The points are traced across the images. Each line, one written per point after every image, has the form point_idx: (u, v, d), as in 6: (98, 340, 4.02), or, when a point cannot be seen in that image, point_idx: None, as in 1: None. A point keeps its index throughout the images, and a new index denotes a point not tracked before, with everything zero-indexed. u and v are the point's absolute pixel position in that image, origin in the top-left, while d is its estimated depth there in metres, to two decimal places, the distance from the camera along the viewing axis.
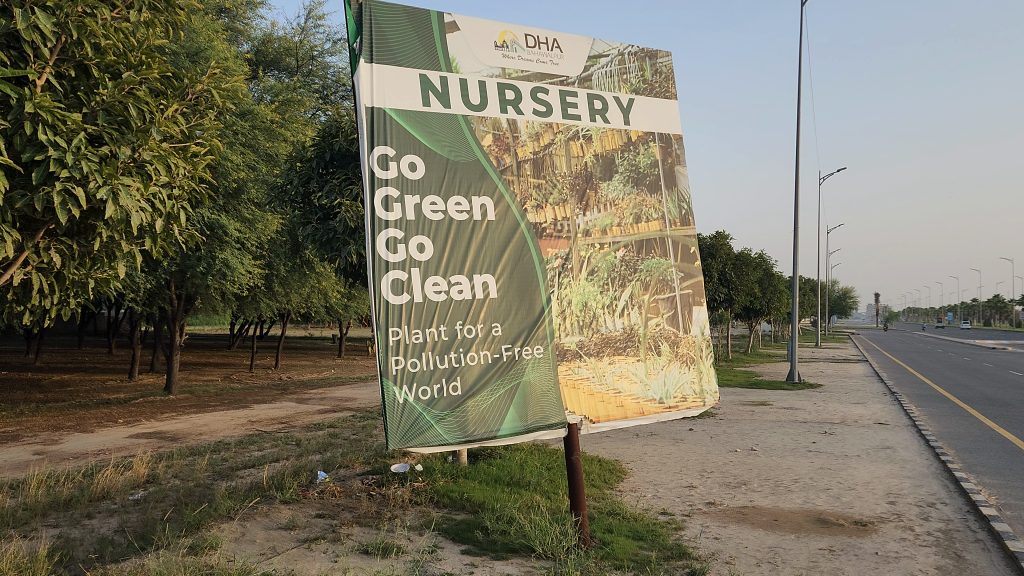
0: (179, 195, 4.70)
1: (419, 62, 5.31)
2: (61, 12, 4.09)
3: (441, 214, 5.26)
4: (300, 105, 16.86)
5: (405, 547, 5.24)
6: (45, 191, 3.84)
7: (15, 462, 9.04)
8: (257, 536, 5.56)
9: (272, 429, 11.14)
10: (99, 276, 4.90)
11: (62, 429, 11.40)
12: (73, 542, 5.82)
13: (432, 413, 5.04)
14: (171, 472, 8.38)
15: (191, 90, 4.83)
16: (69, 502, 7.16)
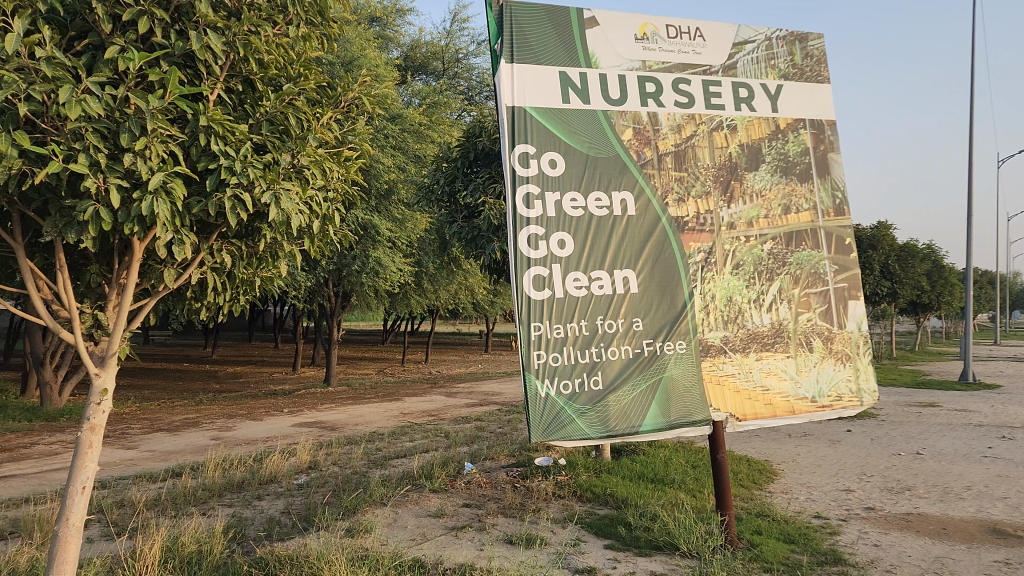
0: (334, 198, 4.78)
1: (558, 58, 5.36)
2: (229, 31, 4.01)
3: (581, 211, 5.31)
4: (447, 107, 17.37)
5: (549, 539, 5.32)
6: (217, 198, 3.96)
7: (196, 447, 9.89)
8: (407, 522, 5.81)
9: (423, 421, 11.58)
10: (265, 276, 5.25)
11: (235, 417, 12.38)
12: (245, 521, 6.31)
13: (573, 407, 5.11)
14: (330, 459, 8.90)
15: (344, 98, 4.79)
16: (242, 484, 7.78)
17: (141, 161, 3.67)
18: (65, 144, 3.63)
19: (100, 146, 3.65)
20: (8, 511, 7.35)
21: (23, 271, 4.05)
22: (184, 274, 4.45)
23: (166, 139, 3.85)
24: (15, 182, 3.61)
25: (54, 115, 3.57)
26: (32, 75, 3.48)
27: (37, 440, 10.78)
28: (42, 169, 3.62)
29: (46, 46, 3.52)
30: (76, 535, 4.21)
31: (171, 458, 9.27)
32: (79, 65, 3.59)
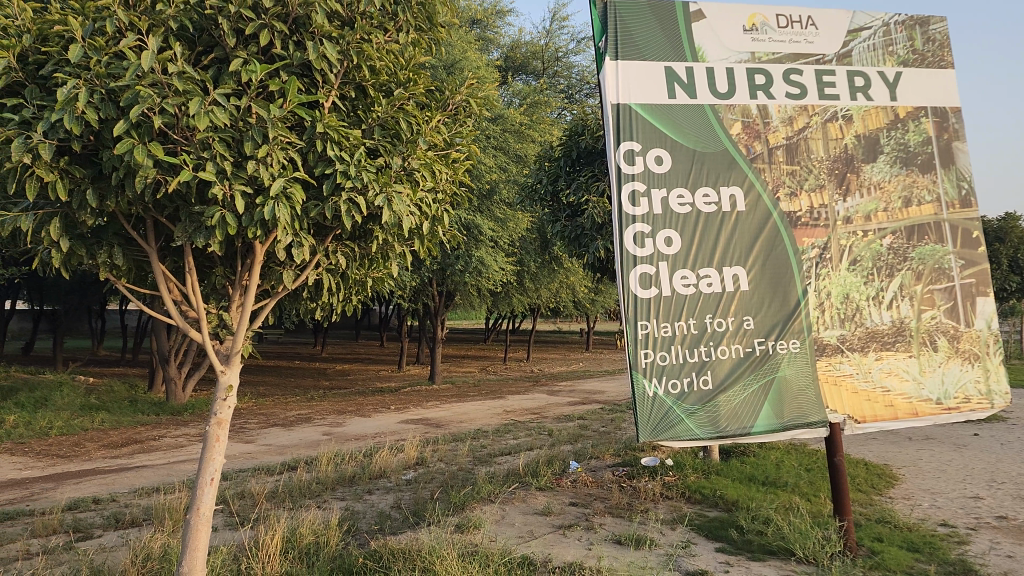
0: (442, 199, 4.86)
1: (664, 53, 5.29)
2: (343, 40, 4.13)
3: (688, 207, 5.23)
4: (547, 106, 17.42)
5: (658, 540, 5.26)
6: (333, 201, 4.10)
7: (309, 442, 10.27)
8: (515, 519, 5.86)
9: (526, 419, 11.65)
10: (376, 276, 5.40)
11: (345, 413, 12.79)
12: (358, 515, 6.52)
13: (682, 407, 5.04)
14: (437, 456, 9.07)
15: (451, 101, 4.85)
16: (353, 478, 8.04)
17: (264, 168, 3.84)
18: (196, 153, 3.83)
19: (225, 155, 3.83)
20: (140, 499, 7.84)
21: (156, 274, 4.31)
22: (302, 274, 4.63)
23: (285, 146, 4.02)
24: (150, 190, 3.84)
25: (184, 126, 3.78)
26: (165, 89, 3.69)
27: (164, 433, 11.45)
28: (173, 178, 3.83)
29: (178, 61, 3.71)
30: (206, 524, 4.44)
31: (286, 452, 9.66)
32: (207, 79, 3.78)
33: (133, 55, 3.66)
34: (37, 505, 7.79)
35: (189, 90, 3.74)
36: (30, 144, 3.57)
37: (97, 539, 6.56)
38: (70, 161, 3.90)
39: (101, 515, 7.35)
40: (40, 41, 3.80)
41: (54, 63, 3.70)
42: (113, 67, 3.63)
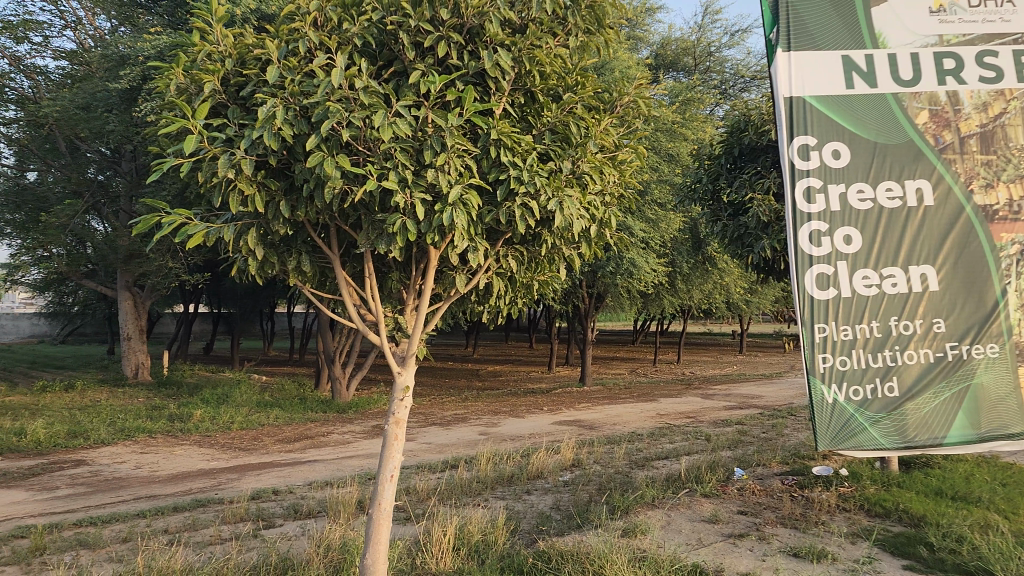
0: (611, 201, 4.82)
1: (841, 42, 5.20)
2: (515, 48, 4.19)
3: (869, 203, 5.11)
4: (700, 103, 16.99)
5: (839, 555, 5.00)
6: (506, 207, 4.15)
7: (467, 440, 10.53)
8: (682, 526, 5.74)
9: (682, 423, 11.41)
10: (542, 279, 5.43)
11: (499, 414, 12.99)
12: (520, 514, 6.61)
13: (865, 414, 5.01)
14: (593, 458, 9.05)
15: (620, 102, 4.74)
16: (513, 478, 8.16)
17: (443, 175, 3.95)
18: (379, 163, 3.99)
19: (406, 164, 3.97)
20: (315, 492, 8.30)
21: (339, 280, 4.54)
22: (474, 278, 4.74)
23: (462, 153, 4.11)
24: (337, 200, 4.04)
25: (369, 138, 3.94)
26: (352, 104, 3.88)
27: (332, 429, 12.08)
28: (359, 188, 4.01)
29: (363, 75, 3.90)
30: (387, 519, 4.60)
31: (447, 451, 9.94)
32: (390, 91, 3.94)
33: (323, 73, 3.88)
34: (225, 494, 8.42)
35: (373, 103, 3.90)
36: (233, 160, 3.84)
37: (279, 528, 7.00)
38: (266, 174, 4.17)
39: (281, 506, 7.84)
40: (240, 64, 4.11)
41: (254, 83, 3.99)
42: (306, 85, 3.86)
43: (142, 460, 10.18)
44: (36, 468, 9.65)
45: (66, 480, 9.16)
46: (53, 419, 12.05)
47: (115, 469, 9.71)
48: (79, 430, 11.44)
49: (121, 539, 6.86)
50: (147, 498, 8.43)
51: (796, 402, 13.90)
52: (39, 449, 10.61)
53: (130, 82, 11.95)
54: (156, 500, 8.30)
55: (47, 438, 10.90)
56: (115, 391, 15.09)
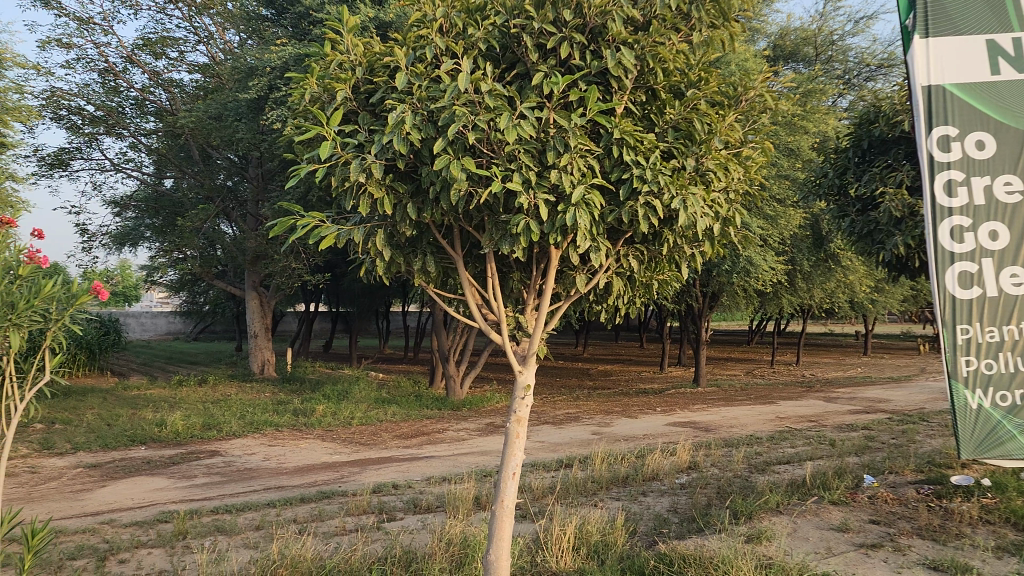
0: (735, 199, 4.69)
1: (985, 26, 4.91)
2: (638, 45, 4.15)
3: (1018, 196, 4.81)
4: (823, 94, 16.32)
5: (983, 569, 4.70)
6: (630, 206, 4.12)
7: (581, 440, 10.53)
8: (810, 534, 5.55)
9: (804, 427, 11.01)
10: (663, 279, 5.36)
11: (612, 414, 12.90)
12: (637, 516, 6.55)
13: (1012, 422, 4.80)
14: (710, 461, 8.86)
15: (745, 97, 4.60)
16: (628, 479, 8.10)
17: (566, 175, 3.95)
18: (503, 165, 4.05)
19: (530, 166, 4.01)
20: (433, 487, 8.49)
21: (462, 281, 4.63)
22: (593, 278, 4.72)
23: (585, 153, 4.11)
24: (463, 202, 4.12)
25: (494, 141, 4.00)
26: (477, 107, 3.94)
27: (447, 426, 12.32)
28: (483, 190, 4.08)
29: (488, 78, 3.95)
30: (510, 516, 4.65)
31: (561, 450, 9.96)
32: (514, 93, 3.98)
33: (449, 78, 3.97)
34: (348, 487, 8.73)
35: (498, 105, 3.96)
36: (364, 165, 3.98)
37: (400, 522, 7.20)
38: (394, 178, 4.30)
39: (401, 500, 8.06)
40: (370, 72, 4.25)
41: (383, 91, 4.14)
42: (433, 90, 3.95)
43: (271, 452, 10.69)
44: (176, 457, 10.30)
45: (203, 470, 9.73)
46: (189, 412, 12.83)
47: (246, 460, 10.24)
48: (213, 423, 12.14)
49: (254, 527, 7.23)
50: (277, 488, 8.85)
51: (928, 406, 13.17)
52: (178, 439, 11.31)
53: (259, 91, 12.56)
54: (284, 491, 8.69)
55: (185, 429, 11.60)
56: (243, 386, 15.91)
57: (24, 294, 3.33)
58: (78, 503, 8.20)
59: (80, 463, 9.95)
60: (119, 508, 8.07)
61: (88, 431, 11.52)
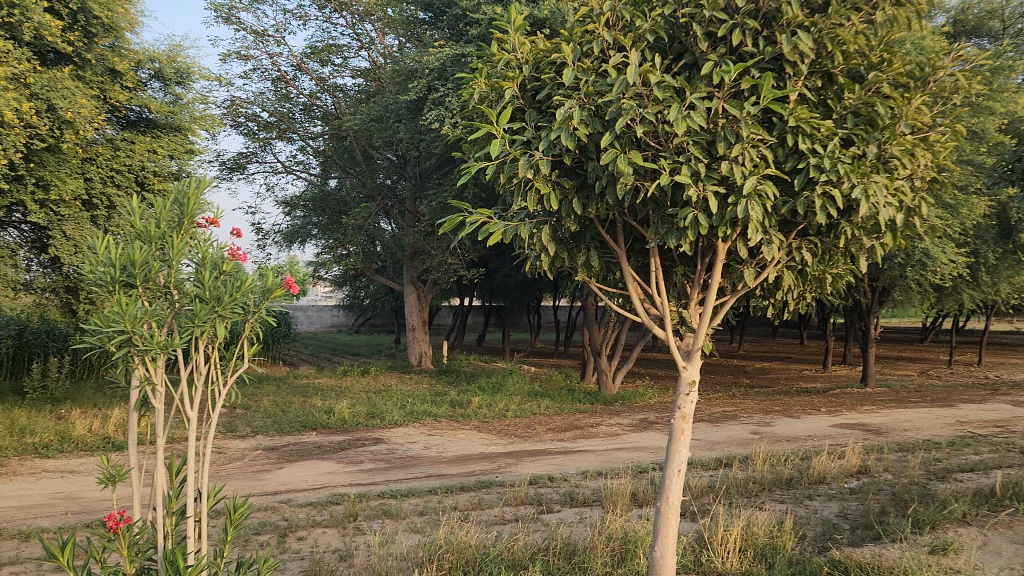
0: (921, 187, 4.41)
1: None
2: (815, 28, 3.96)
3: None
4: (1011, 71, 14.94)
5: None
6: (806, 196, 3.96)
7: (740, 439, 10.22)
8: (1002, 548, 5.12)
9: (990, 433, 10.16)
10: (836, 273, 5.11)
11: (772, 413, 12.43)
12: (803, 520, 6.28)
13: None
14: (883, 465, 8.36)
15: (934, 78, 4.28)
16: (793, 481, 7.79)
17: (737, 166, 3.84)
18: (672, 158, 3.99)
19: (700, 157, 3.92)
20: (589, 481, 8.51)
21: (626, 276, 4.60)
22: (762, 271, 4.57)
23: (758, 143, 3.98)
24: (630, 196, 4.10)
25: (663, 133, 3.95)
26: (645, 100, 3.91)
27: (601, 421, 12.31)
28: (651, 183, 4.04)
29: (656, 70, 3.91)
30: (675, 513, 4.58)
31: (718, 448, 9.71)
32: (684, 84, 3.91)
33: (617, 72, 3.95)
34: (505, 478, 8.91)
35: (667, 97, 3.91)
36: (532, 161, 4.04)
37: (557, 514, 7.27)
38: (560, 173, 4.34)
39: (558, 492, 8.12)
40: (536, 69, 4.31)
41: (550, 87, 4.19)
42: (600, 85, 3.95)
43: (430, 441, 11.09)
44: (344, 443, 10.89)
45: (369, 456, 10.23)
46: (355, 400, 13.52)
47: (408, 448, 10.68)
48: (377, 412, 12.72)
49: (418, 512, 7.52)
50: (437, 476, 9.17)
51: None
52: (345, 426, 11.95)
53: (418, 93, 13.02)
54: (444, 479, 8.99)
55: (351, 417, 12.24)
56: (402, 377, 16.59)
57: (227, 289, 3.62)
58: (259, 483, 8.84)
59: (259, 445, 10.72)
60: (295, 489, 8.63)
61: (265, 416, 12.40)
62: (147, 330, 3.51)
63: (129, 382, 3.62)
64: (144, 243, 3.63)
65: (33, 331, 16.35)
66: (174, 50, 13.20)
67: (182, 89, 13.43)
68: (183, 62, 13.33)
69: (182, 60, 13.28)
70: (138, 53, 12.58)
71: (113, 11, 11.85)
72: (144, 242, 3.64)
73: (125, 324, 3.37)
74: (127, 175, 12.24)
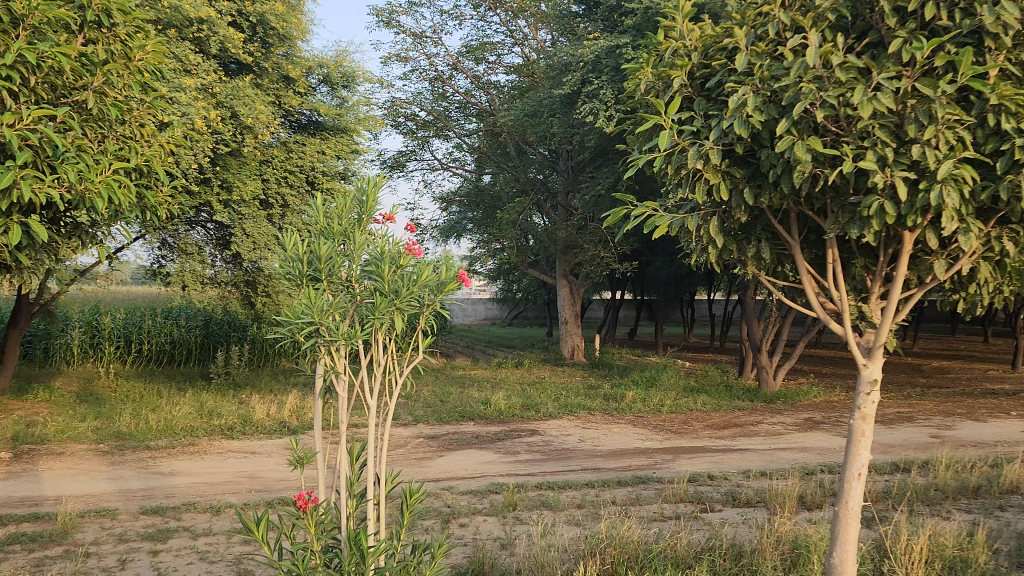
0: None
1: None
2: None
3: None
4: None
5: None
6: (1011, 180, 3.62)
7: (917, 443, 9.55)
8: None
9: None
10: None
11: (954, 416, 11.51)
12: (997, 533, 5.78)
13: None
14: None
15: None
16: (981, 490, 7.17)
17: (930, 150, 3.57)
18: (855, 143, 3.77)
19: (888, 141, 3.68)
20: (751, 481, 8.22)
21: (800, 270, 4.38)
22: (954, 263, 4.22)
23: (954, 124, 3.68)
24: (808, 184, 3.90)
25: (845, 116, 3.73)
26: (826, 82, 3.71)
27: (762, 419, 11.87)
28: (831, 170, 3.83)
29: (839, 51, 3.70)
30: (855, 518, 4.34)
31: (893, 452, 9.11)
32: (870, 64, 3.69)
33: (796, 54, 3.76)
34: (663, 474, 8.77)
35: (851, 79, 3.69)
36: (702, 151, 3.93)
37: (719, 513, 7.07)
38: (730, 163, 4.20)
39: (719, 491, 7.89)
40: (704, 56, 4.18)
41: (721, 74, 4.06)
42: (776, 69, 3.79)
43: (586, 434, 11.09)
44: (501, 434, 11.10)
45: (525, 447, 10.37)
46: (510, 392, 13.75)
47: (563, 440, 10.73)
48: (532, 404, 12.87)
49: (576, 505, 7.53)
50: (593, 469, 9.16)
51: None
52: (501, 417, 12.18)
53: (573, 87, 13.04)
54: (601, 473, 8.96)
55: (507, 409, 12.47)
56: (555, 370, 16.72)
57: (405, 281, 3.76)
58: (422, 469, 9.18)
59: (421, 433, 11.12)
60: (455, 476, 8.90)
61: (426, 406, 12.85)
62: (332, 321, 3.70)
63: (317, 370, 3.83)
64: (328, 238, 3.84)
65: (218, 322, 17.75)
66: (340, 55, 13.89)
67: (348, 92, 14.13)
68: (349, 66, 14.01)
69: (348, 65, 13.96)
70: (309, 60, 13.36)
71: (287, 21, 12.64)
72: (328, 237, 3.84)
73: (313, 316, 3.57)
74: (299, 175, 13.03)
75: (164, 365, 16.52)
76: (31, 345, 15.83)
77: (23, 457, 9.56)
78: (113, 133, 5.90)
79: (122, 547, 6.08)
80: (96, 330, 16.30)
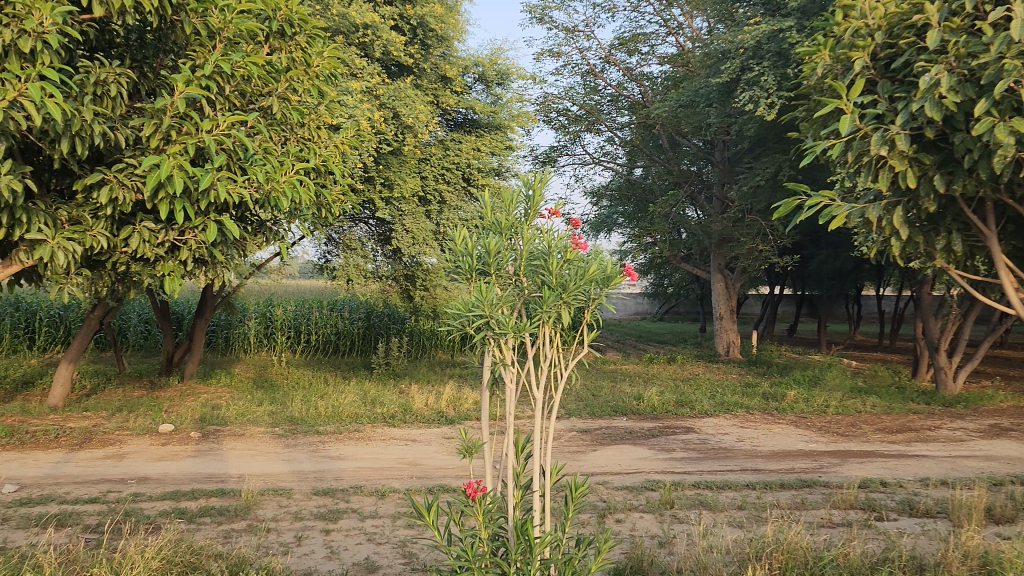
0: None
1: None
2: None
3: None
4: None
5: None
6: None
7: None
8: None
9: None
10: None
11: None
12: None
13: None
14: None
15: None
16: None
17: None
18: None
19: None
20: (930, 490, 7.66)
21: (998, 264, 4.01)
22: None
23: None
24: (1010, 170, 3.56)
25: None
26: None
27: (941, 424, 11.03)
28: None
29: None
30: None
31: None
32: None
33: (997, 28, 3.45)
34: (830, 478, 8.35)
35: None
36: (888, 136, 3.68)
37: (895, 523, 6.64)
38: (918, 149, 3.92)
39: (893, 499, 7.41)
40: (890, 35, 3.91)
41: (909, 53, 3.79)
42: (974, 46, 3.49)
43: (744, 433, 10.74)
44: (655, 431, 10.93)
45: (681, 444, 10.17)
46: (664, 388, 13.52)
47: (721, 439, 10.43)
48: (686, 401, 12.60)
49: (737, 506, 7.30)
50: (753, 470, 8.85)
51: None
52: (655, 413, 12.01)
53: (731, 74, 12.62)
54: (762, 474, 8.64)
55: (661, 405, 12.27)
56: (710, 367, 16.28)
57: (572, 276, 3.76)
58: (577, 463, 9.20)
59: (575, 427, 11.16)
60: (609, 471, 8.85)
61: (578, 399, 12.88)
62: (501, 315, 3.75)
63: (484, 362, 3.90)
64: (496, 234, 3.88)
65: (378, 314, 18.56)
66: (495, 54, 14.16)
67: (501, 90, 14.36)
68: (503, 64, 14.25)
69: (502, 63, 14.22)
70: (465, 59, 13.68)
71: (445, 23, 12.99)
72: (495, 232, 3.89)
73: (483, 309, 3.64)
74: (456, 173, 13.40)
75: (330, 354, 17.48)
76: (215, 333, 17.50)
77: (210, 437, 10.41)
78: (294, 135, 6.29)
79: (299, 524, 6.48)
80: (270, 321, 17.49)
